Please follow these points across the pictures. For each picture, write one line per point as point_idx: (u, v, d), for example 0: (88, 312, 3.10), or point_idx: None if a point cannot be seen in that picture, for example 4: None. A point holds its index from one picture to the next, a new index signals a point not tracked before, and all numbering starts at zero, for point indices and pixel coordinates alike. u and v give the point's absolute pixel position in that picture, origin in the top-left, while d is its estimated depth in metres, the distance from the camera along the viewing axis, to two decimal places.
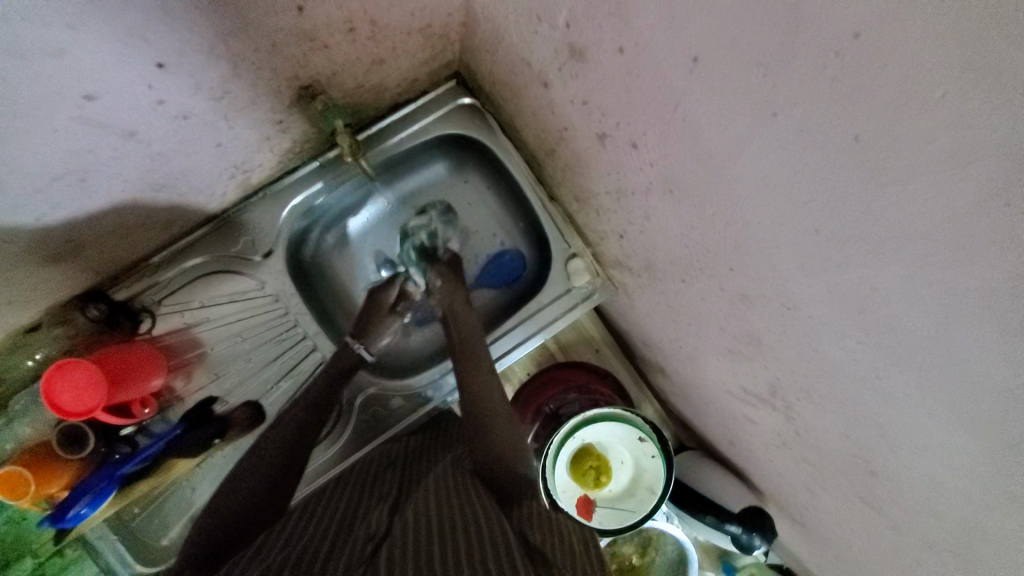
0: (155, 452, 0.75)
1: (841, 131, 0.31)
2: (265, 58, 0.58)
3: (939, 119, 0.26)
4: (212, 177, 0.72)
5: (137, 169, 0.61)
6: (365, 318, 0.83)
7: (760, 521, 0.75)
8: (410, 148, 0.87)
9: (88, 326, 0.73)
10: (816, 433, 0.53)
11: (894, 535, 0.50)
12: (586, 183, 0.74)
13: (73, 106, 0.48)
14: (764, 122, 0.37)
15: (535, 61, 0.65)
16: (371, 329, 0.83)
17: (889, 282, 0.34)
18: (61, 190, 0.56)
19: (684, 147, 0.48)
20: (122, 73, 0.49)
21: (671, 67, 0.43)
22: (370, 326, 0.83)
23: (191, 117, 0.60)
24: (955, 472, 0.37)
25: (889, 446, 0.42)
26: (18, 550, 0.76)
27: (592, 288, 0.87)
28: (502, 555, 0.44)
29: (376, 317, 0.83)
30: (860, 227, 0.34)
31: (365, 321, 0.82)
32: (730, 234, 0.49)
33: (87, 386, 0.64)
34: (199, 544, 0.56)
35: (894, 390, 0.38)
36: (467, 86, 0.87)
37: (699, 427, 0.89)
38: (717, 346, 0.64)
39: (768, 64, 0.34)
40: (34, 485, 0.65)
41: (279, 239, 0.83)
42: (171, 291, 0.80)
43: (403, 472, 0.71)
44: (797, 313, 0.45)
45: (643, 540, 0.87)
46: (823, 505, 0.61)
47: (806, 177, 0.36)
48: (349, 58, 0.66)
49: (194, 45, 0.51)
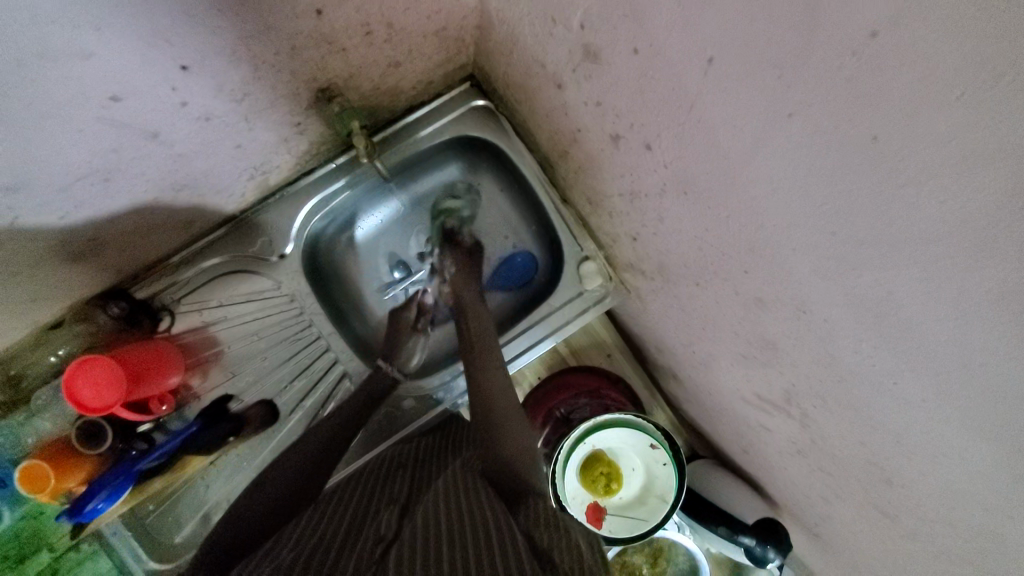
0: (172, 448, 0.78)
1: (858, 130, 0.31)
2: (285, 61, 0.60)
3: (956, 121, 0.25)
4: (230, 178, 0.74)
5: (159, 169, 0.63)
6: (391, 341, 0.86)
7: (775, 535, 0.72)
8: (425, 151, 0.88)
9: (110, 324, 0.75)
10: (833, 441, 0.52)
11: (913, 549, 0.48)
12: (599, 186, 0.74)
13: (97, 108, 0.50)
14: (779, 121, 0.36)
15: (549, 64, 0.65)
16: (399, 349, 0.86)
17: (908, 286, 0.33)
18: (86, 189, 0.58)
19: (698, 148, 0.47)
20: (146, 75, 0.50)
21: (685, 67, 0.43)
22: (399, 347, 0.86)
23: (211, 119, 0.61)
24: (976, 484, 0.36)
25: (907, 456, 0.41)
26: (37, 543, 0.76)
27: (604, 292, 0.87)
28: (512, 557, 0.43)
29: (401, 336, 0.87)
30: (876, 228, 0.33)
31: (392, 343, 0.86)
32: (744, 235, 0.48)
33: (107, 381, 0.66)
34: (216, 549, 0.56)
35: (913, 396, 0.37)
36: (482, 90, 0.88)
37: (712, 434, 0.87)
38: (731, 350, 0.63)
39: (784, 62, 0.34)
40: (52, 479, 0.66)
41: (296, 240, 0.84)
42: (190, 290, 0.82)
43: (413, 474, 0.71)
44: (814, 316, 0.44)
45: (653, 550, 0.85)
46: (839, 516, 0.59)
47: (822, 177, 0.35)
48: (365, 61, 0.67)
49: (215, 47, 0.52)
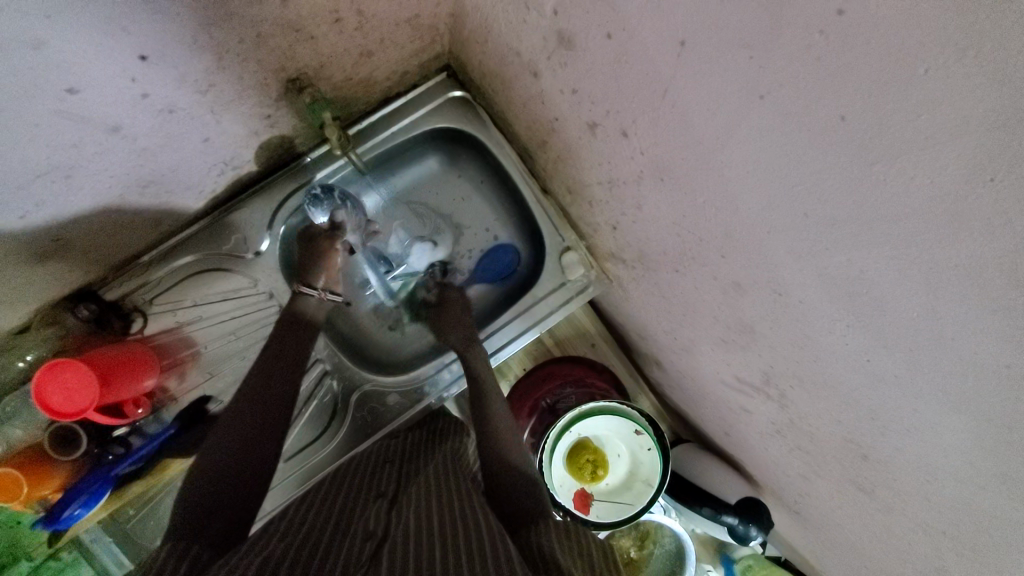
0: (149, 452, 0.75)
1: (828, 112, 0.31)
2: (250, 49, 0.58)
3: (922, 98, 0.26)
4: (200, 172, 0.72)
5: (123, 164, 0.60)
6: (308, 259, 0.78)
7: (756, 512, 0.75)
8: (402, 142, 0.86)
9: (78, 327, 0.74)
10: (809, 420, 0.53)
11: (888, 521, 0.50)
12: (578, 174, 0.74)
13: (54, 100, 0.47)
14: (751, 103, 0.37)
15: (524, 51, 0.64)
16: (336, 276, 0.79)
17: (878, 264, 0.33)
18: (46, 186, 0.55)
19: (673, 132, 0.48)
20: (104, 65, 0.48)
21: (659, 52, 0.43)
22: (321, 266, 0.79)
23: (175, 111, 0.59)
24: (948, 455, 0.37)
25: (882, 431, 0.43)
26: (13, 554, 0.73)
27: (587, 282, 0.87)
28: (507, 567, 0.44)
29: (318, 250, 0.79)
30: (849, 210, 0.33)
31: (311, 264, 0.78)
32: (720, 221, 0.48)
33: (77, 386, 0.64)
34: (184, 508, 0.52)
35: (885, 373, 0.38)
36: (458, 80, 0.87)
37: (695, 419, 0.89)
38: (711, 335, 0.64)
39: (755, 45, 0.34)
40: (26, 486, 0.65)
41: (271, 236, 0.82)
42: (162, 290, 0.79)
43: (401, 468, 0.72)
44: (789, 299, 0.45)
45: (641, 532, 0.87)
46: (818, 493, 0.61)
47: (795, 161, 0.36)
48: (335, 50, 0.66)
49: (176, 36, 0.50)
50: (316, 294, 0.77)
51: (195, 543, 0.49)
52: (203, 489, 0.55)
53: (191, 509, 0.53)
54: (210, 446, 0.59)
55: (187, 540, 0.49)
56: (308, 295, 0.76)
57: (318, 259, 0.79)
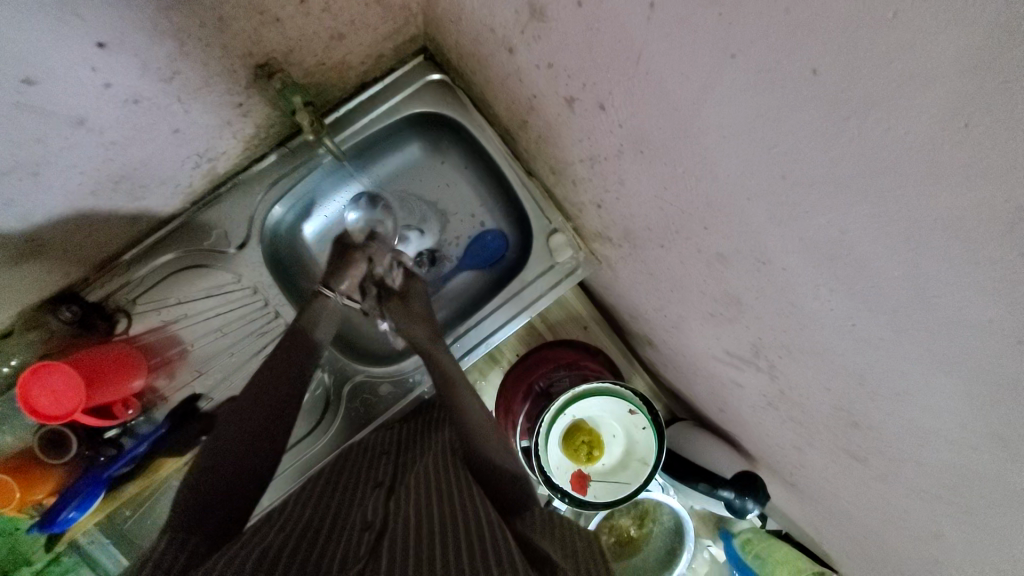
0: (141, 452, 0.75)
1: (799, 65, 0.30)
2: (213, 34, 0.57)
3: (889, 43, 0.25)
4: (174, 165, 0.70)
5: (92, 159, 0.59)
6: (332, 264, 0.77)
7: (752, 486, 0.74)
8: (383, 129, 0.85)
9: (63, 329, 0.72)
10: (799, 389, 0.53)
11: (880, 485, 0.50)
12: (560, 153, 0.73)
13: (11, 91, 0.46)
14: (723, 63, 0.36)
15: (498, 27, 0.63)
16: (341, 275, 0.76)
17: (858, 223, 0.33)
18: (13, 185, 0.54)
19: (649, 100, 0.47)
20: (60, 55, 0.47)
21: (629, 15, 0.42)
22: (345, 273, 0.77)
23: (141, 101, 0.58)
24: (936, 415, 0.37)
25: (871, 396, 0.43)
26: (14, 560, 0.73)
27: (576, 263, 0.86)
28: (507, 559, 0.43)
29: (350, 260, 0.78)
30: (825, 169, 0.33)
31: (336, 268, 0.77)
32: (702, 191, 0.48)
33: (64, 389, 0.63)
34: (180, 505, 0.52)
35: (870, 336, 0.38)
36: (437, 62, 0.85)
37: (689, 397, 0.89)
38: (699, 310, 0.64)
39: (723, 1, 0.33)
40: (19, 491, 0.65)
41: (254, 230, 0.81)
42: (145, 289, 0.78)
43: (398, 458, 0.72)
44: (773, 267, 0.44)
45: (640, 511, 0.87)
46: (811, 462, 0.61)
47: (768, 121, 0.35)
48: (305, 33, 0.64)
49: (133, 21, 0.49)
50: (334, 296, 0.75)
51: (192, 534, 0.49)
52: (198, 486, 0.54)
53: (182, 505, 0.52)
54: (215, 445, 0.58)
55: (182, 536, 0.49)
56: (327, 296, 0.74)
57: (345, 265, 0.77)
